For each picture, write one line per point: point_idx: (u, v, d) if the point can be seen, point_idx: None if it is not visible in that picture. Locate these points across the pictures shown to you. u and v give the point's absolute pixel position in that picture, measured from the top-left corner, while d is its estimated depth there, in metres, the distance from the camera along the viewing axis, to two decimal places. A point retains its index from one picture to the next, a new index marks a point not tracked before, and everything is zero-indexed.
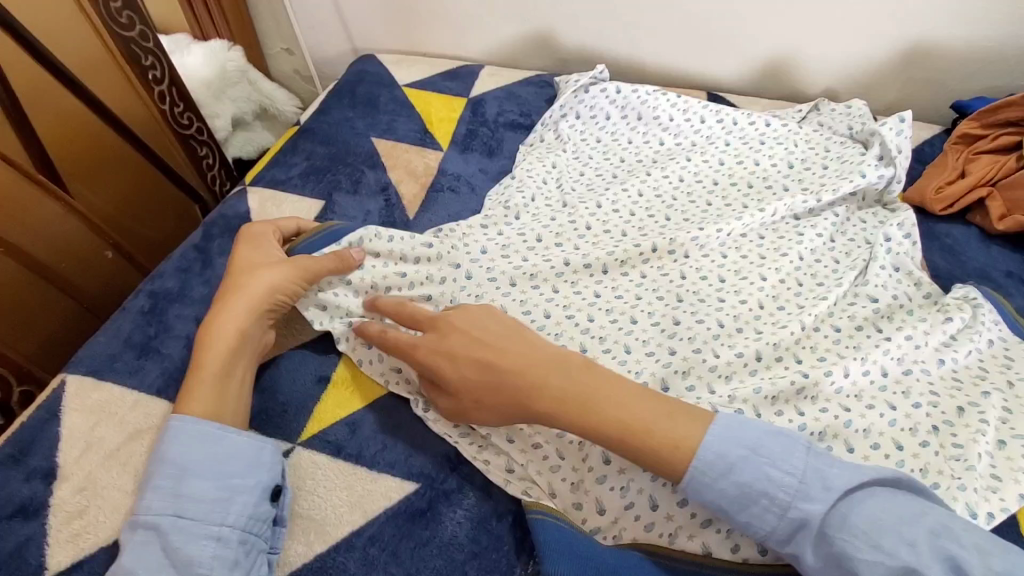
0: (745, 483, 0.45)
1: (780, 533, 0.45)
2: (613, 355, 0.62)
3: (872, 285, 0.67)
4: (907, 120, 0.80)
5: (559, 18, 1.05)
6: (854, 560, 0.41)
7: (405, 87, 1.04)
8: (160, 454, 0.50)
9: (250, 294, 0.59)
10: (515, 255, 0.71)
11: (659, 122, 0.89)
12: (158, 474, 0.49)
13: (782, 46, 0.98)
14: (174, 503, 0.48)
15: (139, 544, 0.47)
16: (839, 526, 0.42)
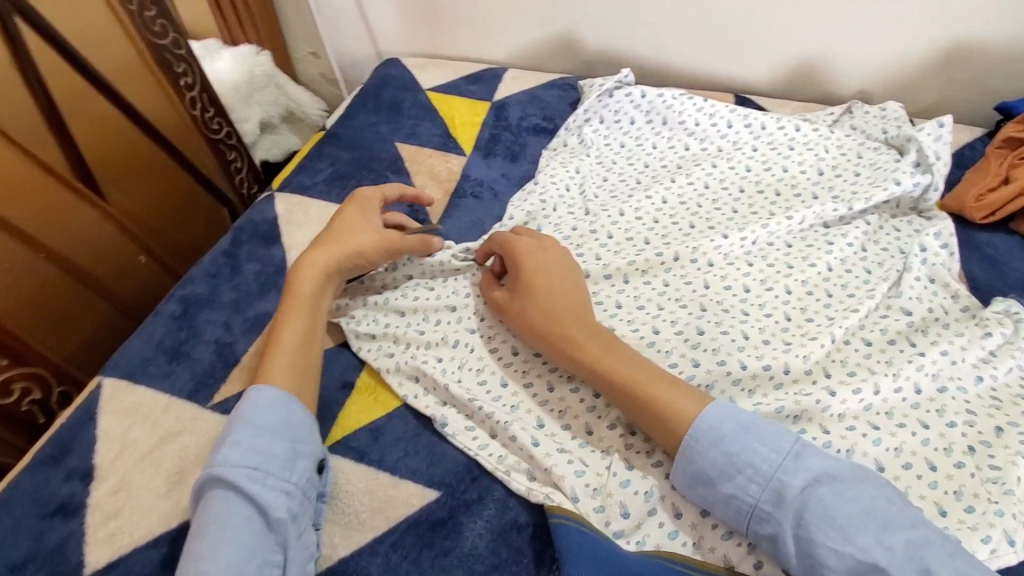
0: (734, 453, 0.48)
1: (760, 509, 0.46)
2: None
3: (906, 297, 0.66)
4: (947, 125, 0.77)
5: (583, 20, 1.04)
6: (821, 546, 0.43)
7: (429, 91, 1.04)
8: (240, 412, 0.53)
9: (340, 252, 0.64)
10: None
11: (684, 126, 0.88)
12: (235, 431, 0.52)
13: (813, 46, 0.95)
14: (254, 458, 0.51)
15: (221, 497, 0.49)
16: (817, 513, 0.44)
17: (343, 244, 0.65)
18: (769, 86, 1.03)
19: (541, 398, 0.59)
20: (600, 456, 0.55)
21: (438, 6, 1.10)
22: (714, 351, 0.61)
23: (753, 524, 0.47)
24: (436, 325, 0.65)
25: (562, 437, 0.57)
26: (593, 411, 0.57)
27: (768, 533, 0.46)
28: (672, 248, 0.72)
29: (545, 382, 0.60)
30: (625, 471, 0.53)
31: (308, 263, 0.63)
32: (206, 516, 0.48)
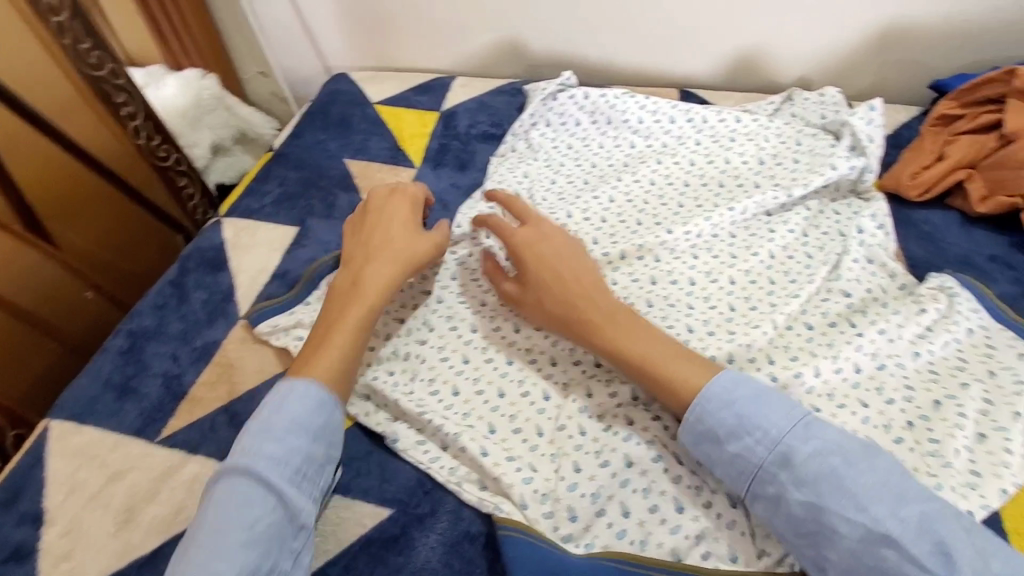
0: (746, 417, 0.49)
1: (765, 468, 0.47)
2: (584, 370, 0.61)
3: (845, 279, 0.67)
4: (877, 108, 0.81)
5: (525, 25, 1.04)
6: (835, 514, 0.44)
7: (378, 104, 1.04)
8: (290, 410, 0.53)
9: (402, 258, 0.63)
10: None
11: (629, 125, 0.89)
12: (283, 430, 0.52)
13: (750, 38, 0.97)
14: (296, 462, 0.52)
15: (246, 486, 0.49)
16: (833, 482, 0.45)
17: (404, 258, 0.64)
18: (713, 79, 1.04)
19: (493, 406, 0.59)
20: (550, 460, 0.56)
21: (381, 21, 1.10)
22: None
23: (754, 485, 0.48)
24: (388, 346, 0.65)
25: (513, 445, 0.56)
26: (543, 413, 0.59)
27: (770, 494, 0.47)
28: (618, 247, 0.73)
29: (496, 389, 0.61)
30: (574, 473, 0.54)
31: (371, 264, 0.62)
32: (226, 501, 0.48)
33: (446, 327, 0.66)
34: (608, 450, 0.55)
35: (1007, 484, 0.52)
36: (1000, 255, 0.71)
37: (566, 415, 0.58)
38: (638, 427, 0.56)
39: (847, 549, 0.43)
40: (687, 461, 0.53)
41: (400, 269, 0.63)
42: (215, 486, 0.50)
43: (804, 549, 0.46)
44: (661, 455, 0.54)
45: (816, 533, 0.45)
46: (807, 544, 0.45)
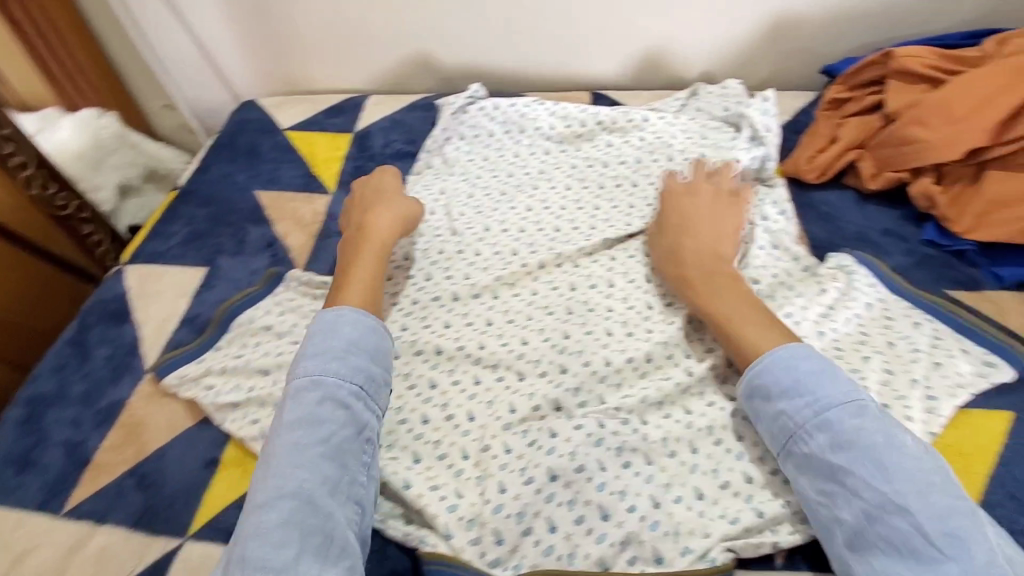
0: (802, 377, 0.52)
1: (805, 430, 0.51)
2: (507, 385, 0.62)
3: (754, 267, 0.69)
4: (771, 100, 0.85)
5: (434, 39, 1.03)
6: (862, 482, 0.46)
7: (288, 129, 1.00)
8: (344, 330, 0.60)
9: (401, 206, 0.73)
10: (405, 300, 0.72)
11: (541, 132, 0.89)
12: (339, 347, 0.59)
13: (653, 37, 0.99)
14: (358, 377, 0.58)
15: (316, 402, 0.55)
16: (872, 457, 0.47)
17: (404, 206, 0.73)
18: (624, 78, 1.06)
19: (416, 433, 0.60)
20: (476, 483, 0.56)
21: (286, 44, 1.07)
22: (579, 353, 0.63)
23: (791, 444, 0.51)
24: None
25: (437, 470, 0.57)
26: (468, 435, 0.59)
27: (805, 453, 0.50)
28: (535, 257, 0.73)
29: (419, 414, 0.61)
30: (499, 494, 0.54)
31: (381, 218, 0.71)
32: (300, 417, 0.54)
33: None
34: (531, 465, 0.55)
35: None
36: (892, 229, 0.74)
37: (490, 434, 0.58)
38: (562, 439, 0.56)
39: (862, 512, 0.46)
40: (610, 468, 0.54)
41: (402, 215, 0.72)
42: (288, 403, 0.56)
43: (820, 508, 0.49)
44: (585, 466, 0.54)
45: (836, 493, 0.48)
46: (824, 503, 0.48)
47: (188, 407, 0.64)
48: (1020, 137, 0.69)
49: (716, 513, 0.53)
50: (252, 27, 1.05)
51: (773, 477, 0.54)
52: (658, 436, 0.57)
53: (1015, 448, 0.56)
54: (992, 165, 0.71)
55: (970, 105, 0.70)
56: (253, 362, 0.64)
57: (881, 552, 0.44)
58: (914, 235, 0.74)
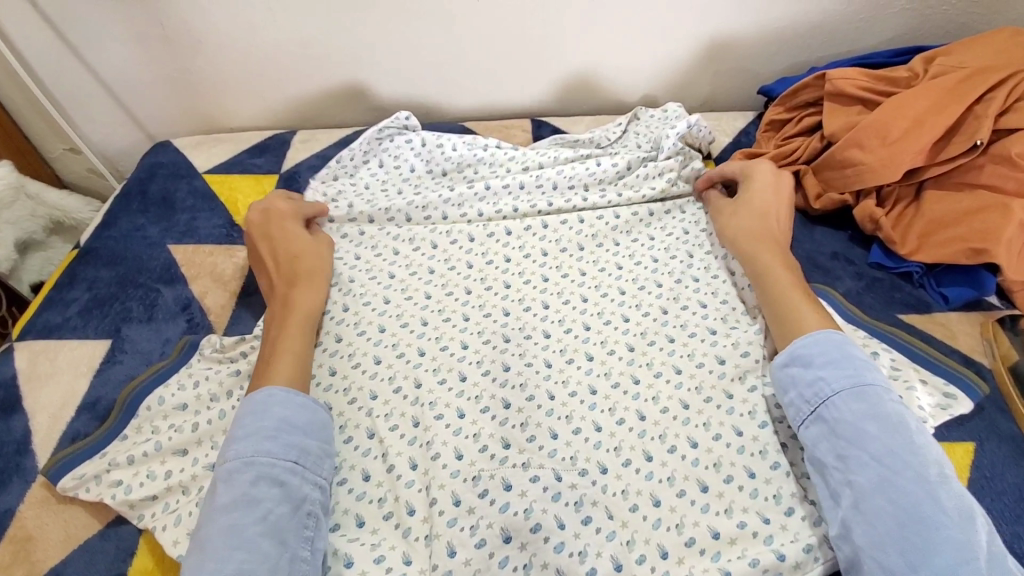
0: (855, 353, 0.53)
1: (840, 396, 0.51)
2: (446, 424, 0.59)
3: (702, 292, 0.69)
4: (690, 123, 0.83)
5: (364, 71, 0.98)
6: (888, 451, 0.47)
7: (207, 172, 0.92)
8: (276, 411, 0.53)
9: (320, 274, 0.69)
10: (328, 336, 0.66)
11: (466, 177, 0.85)
12: (260, 430, 0.52)
13: (592, 63, 0.97)
14: (291, 453, 0.52)
15: (248, 484, 0.48)
16: (906, 428, 0.48)
17: (318, 272, 0.69)
18: (565, 105, 1.04)
19: (358, 493, 0.55)
20: (425, 544, 0.52)
21: (202, 80, 0.99)
22: (522, 386, 0.61)
23: (822, 409, 0.51)
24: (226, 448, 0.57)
25: (383, 532, 0.53)
26: (412, 486, 0.55)
27: (833, 419, 0.50)
28: (463, 283, 0.72)
29: (360, 471, 0.57)
30: (447, 560, 0.50)
31: (300, 291, 0.67)
32: (234, 499, 0.48)
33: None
34: (483, 523, 0.51)
35: None
36: (840, 253, 0.74)
37: (437, 485, 0.54)
38: (517, 492, 0.53)
39: (878, 478, 0.46)
40: (569, 525, 0.51)
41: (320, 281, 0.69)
42: (217, 487, 0.49)
43: (835, 473, 0.49)
44: (541, 523, 0.50)
45: (856, 459, 0.48)
46: (839, 469, 0.49)
47: (89, 512, 0.56)
48: (952, 158, 0.70)
49: (681, 575, 0.49)
50: (164, 64, 0.96)
51: (738, 528, 0.51)
52: (616, 487, 0.54)
53: (979, 482, 0.55)
54: (928, 185, 0.72)
55: (904, 126, 0.70)
56: (170, 447, 0.57)
57: (886, 516, 0.45)
58: (862, 257, 0.73)
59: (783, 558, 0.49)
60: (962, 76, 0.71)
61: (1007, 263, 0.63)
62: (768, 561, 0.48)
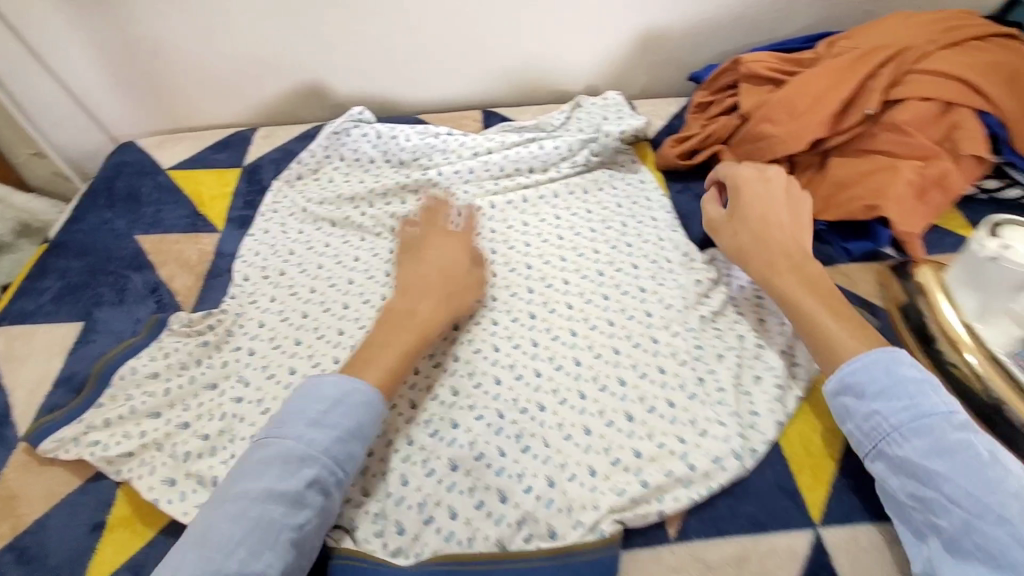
0: (915, 379, 0.52)
1: (900, 432, 0.51)
2: (402, 380, 0.64)
3: (634, 255, 0.77)
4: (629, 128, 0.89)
5: (322, 69, 1.03)
6: (961, 489, 0.46)
7: (172, 168, 0.96)
8: (351, 418, 0.54)
9: (456, 282, 0.68)
10: (294, 313, 0.72)
11: (421, 164, 0.90)
12: (324, 432, 0.53)
13: (537, 57, 1.04)
14: (342, 460, 0.53)
15: (300, 485, 0.50)
16: (981, 466, 0.47)
17: (455, 285, 0.68)
18: (514, 96, 1.10)
19: None
20: (381, 478, 0.57)
21: (164, 82, 1.03)
22: (470, 341, 0.67)
23: (884, 445, 0.51)
24: (197, 407, 0.62)
25: None
26: None
27: (900, 456, 0.50)
28: None
29: None
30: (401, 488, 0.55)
31: (424, 303, 0.65)
32: (285, 492, 0.49)
33: (265, 377, 0.65)
34: (433, 457, 0.58)
35: (780, 415, 0.59)
36: None
37: (393, 430, 0.60)
38: (463, 430, 0.59)
39: (959, 521, 0.46)
40: (509, 453, 0.57)
41: (449, 295, 0.67)
42: (272, 472, 0.50)
43: (912, 511, 0.49)
44: (484, 453, 0.57)
45: (932, 500, 0.48)
46: (917, 508, 0.49)
47: (68, 472, 0.60)
48: (851, 127, 0.78)
49: (608, 488, 0.55)
50: (126, 67, 1.00)
51: (656, 448, 0.57)
52: (554, 421, 0.60)
53: None
54: (834, 154, 0.80)
55: (808, 101, 0.78)
56: (145, 409, 0.62)
57: (975, 560, 0.44)
58: None
59: (693, 468, 0.55)
60: (857, 56, 0.79)
61: (897, 216, 0.72)
62: (679, 471, 0.55)
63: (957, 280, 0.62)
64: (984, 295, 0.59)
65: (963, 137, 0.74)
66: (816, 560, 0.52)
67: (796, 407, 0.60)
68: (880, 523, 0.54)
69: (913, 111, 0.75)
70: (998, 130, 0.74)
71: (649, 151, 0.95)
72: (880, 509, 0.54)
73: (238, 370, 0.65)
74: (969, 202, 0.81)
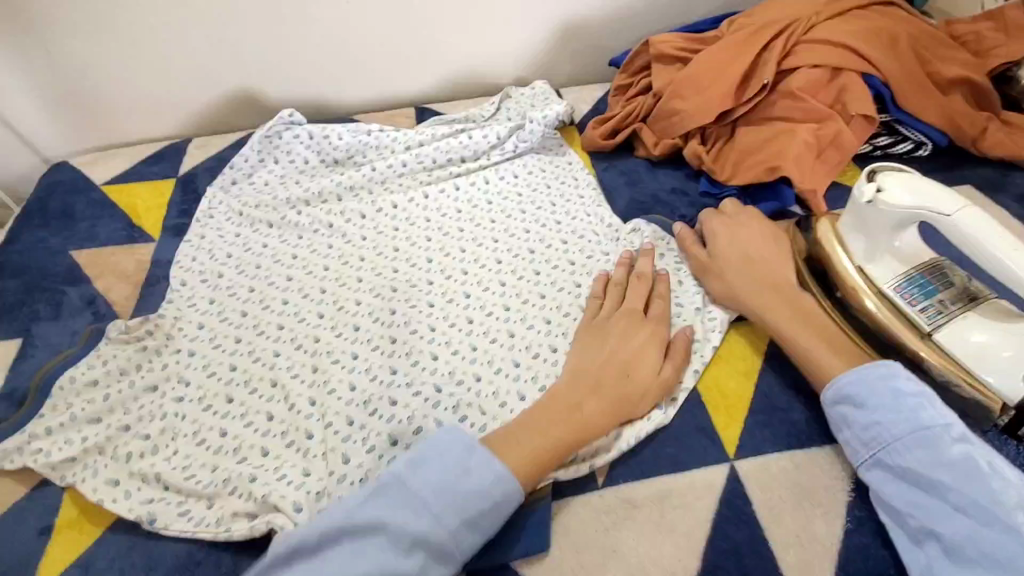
0: (912, 392, 0.53)
1: (901, 442, 0.52)
2: (342, 365, 0.66)
3: (564, 231, 0.80)
4: (550, 116, 0.93)
5: (252, 76, 1.04)
6: (962, 496, 0.47)
7: (106, 183, 0.95)
8: (473, 471, 0.51)
9: (629, 373, 0.59)
10: (233, 312, 0.73)
11: (355, 161, 0.92)
12: (440, 472, 0.51)
13: (465, 52, 1.08)
14: (459, 504, 0.49)
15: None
16: (980, 475, 0.47)
17: (624, 378, 0.59)
18: (447, 92, 1.14)
19: (263, 429, 0.61)
20: (323, 458, 0.58)
21: (91, 97, 1.02)
22: (406, 323, 0.69)
23: (882, 454, 0.53)
24: (138, 409, 0.63)
25: (285, 456, 0.59)
26: (311, 417, 0.62)
27: (903, 467, 0.51)
28: (358, 252, 0.80)
29: (264, 413, 0.63)
30: (343, 466, 0.57)
31: (596, 398, 0.57)
32: (379, 524, 0.48)
33: (205, 376, 0.66)
34: (372, 434, 0.60)
35: (697, 365, 0.63)
36: (678, 188, 0.87)
37: (332, 412, 0.62)
38: (401, 406, 0.61)
39: (962, 529, 0.46)
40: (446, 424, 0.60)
41: (620, 396, 0.58)
42: (379, 500, 0.49)
43: (908, 518, 0.49)
44: (422, 427, 0.59)
45: (932, 506, 0.48)
46: (913, 515, 0.49)
47: (13, 481, 0.60)
48: (752, 98, 0.84)
49: None
50: (50, 86, 0.99)
51: None
52: (489, 390, 0.63)
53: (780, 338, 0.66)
54: (740, 123, 0.86)
55: (711, 77, 0.84)
56: (84, 415, 0.62)
57: (978, 566, 0.45)
58: (695, 190, 0.87)
59: None
60: (751, 31, 0.86)
61: (796, 174, 0.77)
62: None
63: (846, 227, 0.66)
64: (868, 236, 0.64)
65: (851, 98, 0.80)
66: (732, 490, 0.56)
67: (716, 353, 0.65)
68: (789, 451, 0.58)
69: (805, 78, 0.81)
70: (882, 89, 0.81)
71: (575, 134, 1.00)
72: (788, 439, 0.59)
73: (179, 372, 0.66)
74: (866, 159, 0.87)
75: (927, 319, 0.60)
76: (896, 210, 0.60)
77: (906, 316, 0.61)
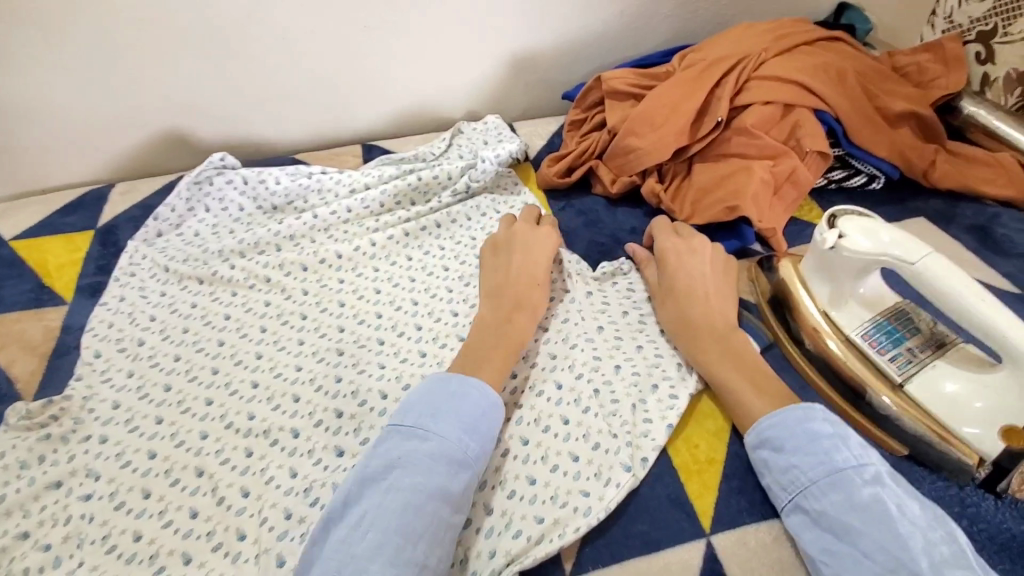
0: (828, 433, 0.52)
1: (816, 486, 0.50)
2: (281, 447, 0.59)
3: None
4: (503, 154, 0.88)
5: (183, 116, 0.97)
6: (869, 541, 0.45)
7: (12, 237, 0.85)
8: (450, 397, 0.55)
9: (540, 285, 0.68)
10: (154, 387, 0.65)
11: (295, 207, 0.86)
12: (417, 413, 0.54)
13: (413, 87, 1.04)
14: (455, 422, 0.53)
15: (461, 485, 0.51)
16: (887, 518, 0.46)
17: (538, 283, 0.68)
18: (396, 126, 1.09)
19: (185, 531, 0.54)
20: (254, 564, 0.51)
21: None
22: (354, 393, 0.63)
23: (801, 499, 0.51)
24: (38, 512, 0.55)
25: (211, 563, 0.52)
26: (242, 513, 0.54)
27: (818, 510, 0.49)
28: (298, 310, 0.73)
29: (187, 509, 0.55)
30: (276, 569, 0.51)
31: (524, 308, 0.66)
32: (390, 464, 0.50)
33: (120, 468, 0.58)
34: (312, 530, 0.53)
35: (673, 420, 0.59)
36: (638, 228, 0.84)
37: (267, 504, 0.55)
38: None
39: None
40: None
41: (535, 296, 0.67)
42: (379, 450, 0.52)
43: (822, 566, 0.47)
44: None
45: (843, 554, 0.46)
46: (827, 563, 0.47)
47: None
48: (707, 134, 0.82)
49: (503, 526, 0.53)
50: None
51: (553, 474, 0.56)
52: None
53: None
54: (698, 158, 0.84)
55: (664, 113, 0.83)
56: None
57: None
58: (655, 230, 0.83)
59: (588, 493, 0.54)
60: (702, 67, 0.85)
61: (755, 213, 0.75)
62: (575, 500, 0.54)
63: (808, 270, 0.64)
64: (831, 282, 0.62)
65: (804, 134, 0.79)
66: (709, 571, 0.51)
67: (685, 410, 0.61)
68: (766, 521, 0.54)
69: (758, 114, 0.80)
70: (834, 125, 0.81)
71: (531, 172, 0.96)
72: (765, 507, 0.55)
73: (87, 465, 0.58)
74: (821, 192, 0.87)
75: (897, 369, 0.58)
76: (857, 257, 0.58)
77: (875, 365, 0.59)
